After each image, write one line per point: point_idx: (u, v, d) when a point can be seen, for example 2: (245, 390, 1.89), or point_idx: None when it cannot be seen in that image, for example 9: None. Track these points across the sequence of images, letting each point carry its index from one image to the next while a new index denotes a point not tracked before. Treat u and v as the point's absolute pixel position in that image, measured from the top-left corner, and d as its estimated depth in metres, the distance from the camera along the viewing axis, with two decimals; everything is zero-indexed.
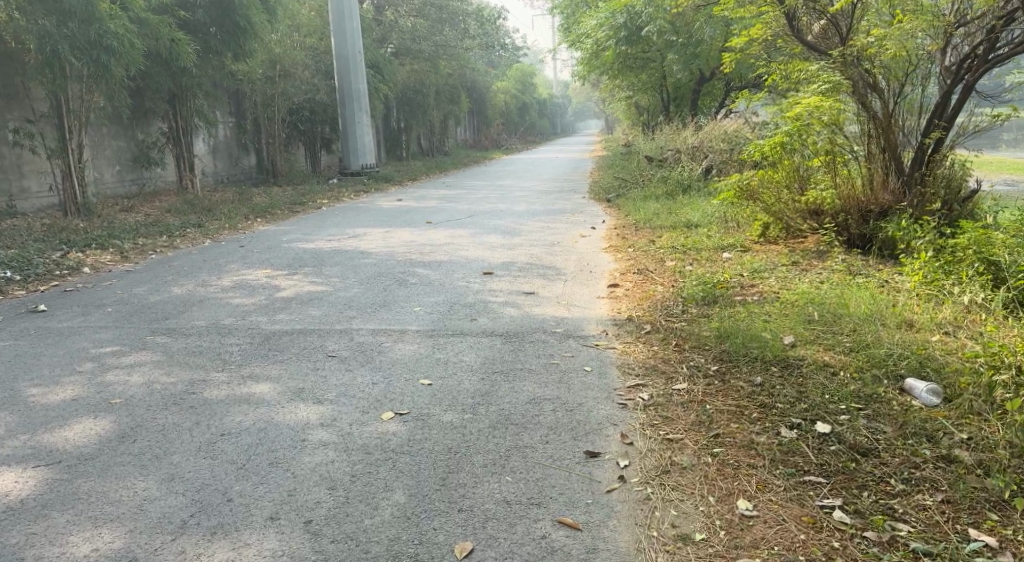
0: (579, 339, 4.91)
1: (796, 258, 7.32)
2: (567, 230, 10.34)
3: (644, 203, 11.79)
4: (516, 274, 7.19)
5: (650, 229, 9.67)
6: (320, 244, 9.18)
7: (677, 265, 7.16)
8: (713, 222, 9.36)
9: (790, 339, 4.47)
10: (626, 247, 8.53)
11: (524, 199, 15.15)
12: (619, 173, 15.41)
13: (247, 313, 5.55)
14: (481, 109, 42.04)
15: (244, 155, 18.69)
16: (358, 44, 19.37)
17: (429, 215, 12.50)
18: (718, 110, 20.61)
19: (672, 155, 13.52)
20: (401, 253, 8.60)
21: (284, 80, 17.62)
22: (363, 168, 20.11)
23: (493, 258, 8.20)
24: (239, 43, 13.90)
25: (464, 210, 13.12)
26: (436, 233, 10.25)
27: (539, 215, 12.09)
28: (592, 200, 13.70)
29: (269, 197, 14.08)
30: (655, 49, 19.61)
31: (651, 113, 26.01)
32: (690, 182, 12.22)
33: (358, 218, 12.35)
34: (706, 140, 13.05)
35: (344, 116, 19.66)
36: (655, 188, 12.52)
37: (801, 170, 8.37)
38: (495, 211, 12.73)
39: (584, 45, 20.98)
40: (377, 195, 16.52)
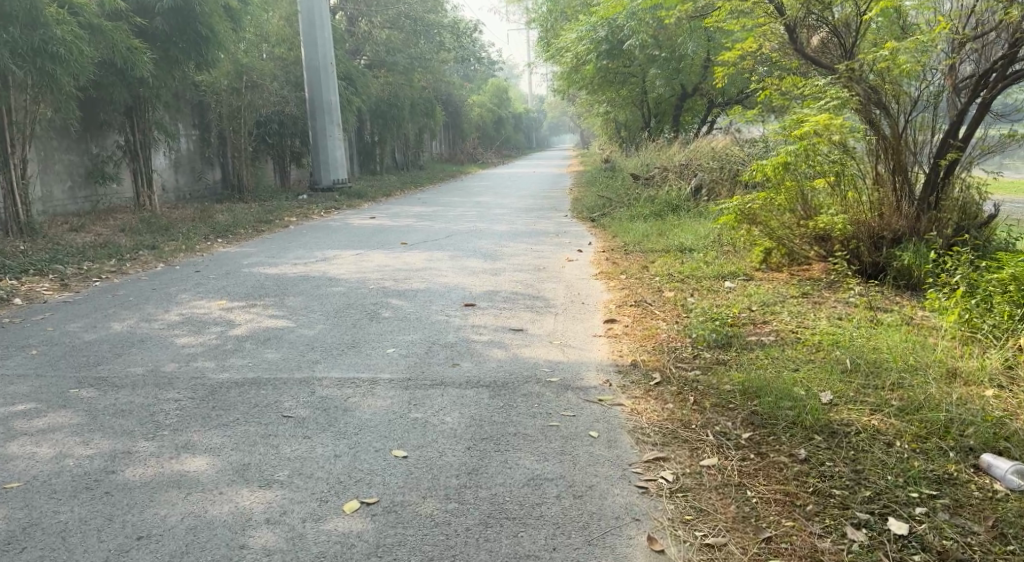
0: (581, 391, 4.24)
1: (806, 288, 6.70)
2: (551, 253, 9.70)
3: (631, 224, 11.21)
4: (500, 305, 6.53)
5: (642, 253, 9.05)
6: (285, 268, 8.46)
7: (677, 297, 6.51)
8: (706, 246, 8.74)
9: (829, 398, 3.89)
10: (618, 273, 7.88)
11: (504, 217, 14.50)
12: (602, 190, 14.84)
13: (193, 357, 4.83)
14: (457, 123, 41.41)
15: (208, 169, 17.87)
16: (331, 55, 18.84)
17: (404, 235, 11.80)
18: (700, 126, 20.12)
19: (658, 173, 12.97)
20: (373, 279, 7.91)
21: (251, 92, 17.02)
22: (335, 184, 19.41)
23: (474, 286, 7.54)
24: (200, 52, 13.32)
25: (441, 229, 12.45)
26: (412, 256, 9.57)
27: (521, 236, 11.44)
28: (575, 220, 13.09)
29: (233, 216, 13.31)
30: (636, 64, 19.16)
31: (630, 130, 25.53)
32: (679, 201, 11.66)
33: (328, 237, 11.62)
34: (695, 158, 12.52)
35: (314, 129, 19.00)
36: (643, 208, 11.94)
37: (805, 191, 7.72)
38: (475, 231, 12.06)
39: (563, 59, 20.43)
40: (349, 212, 15.80)
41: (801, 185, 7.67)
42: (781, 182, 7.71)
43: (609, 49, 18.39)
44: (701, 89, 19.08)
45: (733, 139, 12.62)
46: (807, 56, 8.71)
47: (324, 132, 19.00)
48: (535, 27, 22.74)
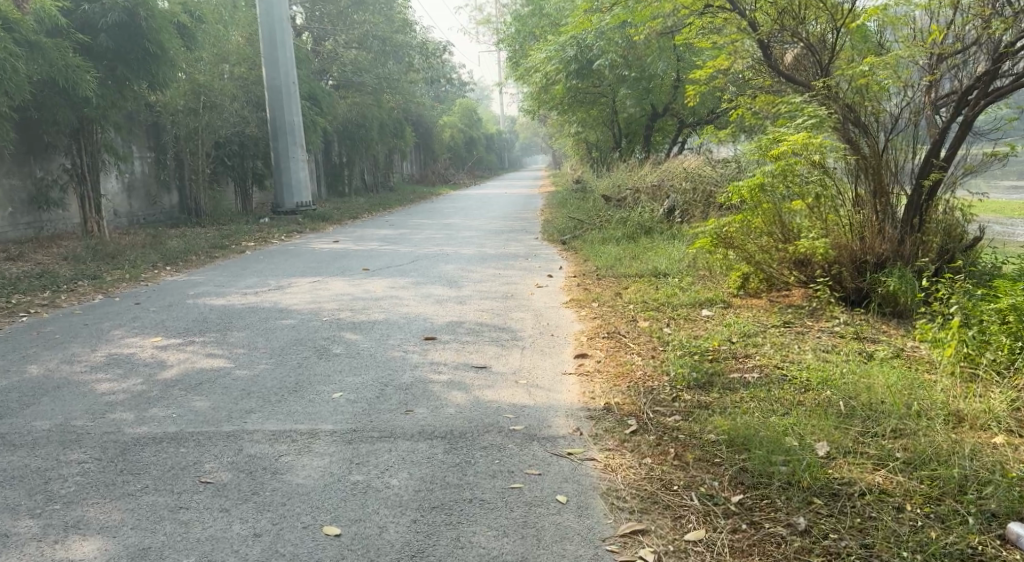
0: (545, 442, 3.78)
1: (788, 316, 6.28)
2: (520, 278, 9.28)
3: (603, 247, 10.81)
4: (462, 337, 6.08)
5: (616, 278, 8.62)
6: (234, 300, 7.93)
7: (653, 328, 6.06)
8: (682, 271, 8.30)
9: (826, 451, 3.50)
10: (590, 301, 7.44)
11: (471, 240, 14.07)
12: (574, 212, 14.45)
13: (110, 406, 4.34)
14: (427, 144, 40.99)
15: (165, 193, 17.29)
16: (294, 75, 18.42)
17: (367, 260, 11.29)
18: (671, 147, 19.84)
19: (630, 194, 12.60)
20: (329, 307, 7.43)
21: (209, 113, 16.54)
22: (299, 207, 18.85)
23: (436, 315, 7.09)
24: (150, 70, 12.85)
25: (407, 253, 11.98)
26: (373, 282, 9.09)
27: (489, 260, 11.01)
28: (545, 243, 12.68)
29: (185, 243, 12.76)
30: (605, 84, 18.88)
31: (601, 150, 25.23)
32: (651, 224, 11.29)
33: (286, 263, 11.08)
34: (667, 178, 12.18)
35: (276, 150, 18.49)
36: (615, 230, 11.54)
37: (782, 214, 7.24)
38: (442, 255, 11.60)
39: (532, 79, 20.09)
40: (310, 235, 15.27)
41: (778, 207, 7.20)
42: (758, 204, 7.22)
43: (578, 68, 18.11)
44: (672, 109, 18.83)
45: (705, 158, 12.31)
46: (782, 73, 8.36)
47: (286, 153, 18.48)
48: (503, 47, 22.45)
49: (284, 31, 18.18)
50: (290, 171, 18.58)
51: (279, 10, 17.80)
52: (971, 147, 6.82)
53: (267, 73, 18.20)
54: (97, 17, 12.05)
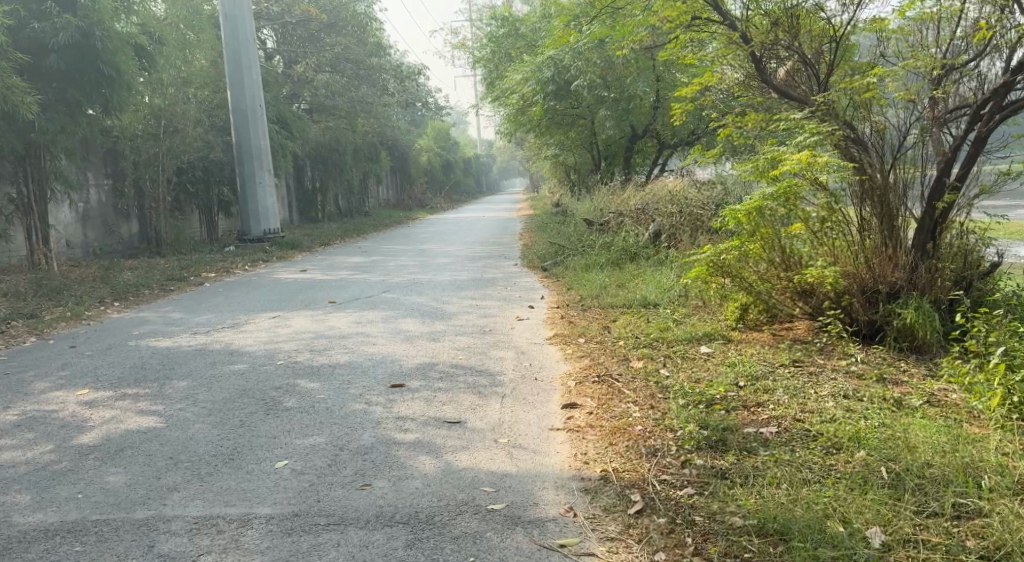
0: (530, 527, 3.25)
1: (796, 353, 5.65)
2: (498, 309, 8.60)
3: (586, 275, 10.16)
4: (433, 381, 5.39)
5: (604, 309, 7.93)
6: (181, 342, 7.25)
7: (646, 370, 5.36)
8: (674, 302, 7.63)
9: (881, 539, 3.07)
10: (573, 337, 6.72)
11: (447, 268, 13.40)
12: (554, 237, 13.81)
13: (7, 483, 3.71)
14: (404, 168, 40.33)
15: (124, 223, 16.60)
16: (260, 98, 17.81)
17: (335, 290, 10.57)
18: (652, 168, 19.26)
19: (612, 218, 11.97)
20: (287, 348, 6.71)
21: (169, 137, 15.87)
22: (267, 233, 18.08)
23: (405, 354, 6.39)
24: (103, 94, 12.11)
25: (377, 282, 11.26)
26: (338, 316, 8.37)
27: (467, 287, 10.32)
28: (524, 269, 12.05)
29: (141, 276, 12.05)
30: (584, 105, 18.34)
31: (581, 173, 24.65)
32: (637, 249, 10.69)
33: (246, 296, 10.32)
34: (652, 201, 11.58)
35: (242, 176, 17.78)
36: (599, 256, 10.91)
37: (782, 238, 6.54)
38: (415, 284, 10.89)
39: (508, 100, 19.50)
40: (276, 264, 14.55)
41: (778, 234, 6.49)
42: (755, 230, 6.51)
43: (555, 89, 17.57)
44: (652, 130, 18.30)
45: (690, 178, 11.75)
46: (776, 87, 7.71)
47: (253, 179, 17.76)
48: (479, 69, 21.91)
49: (249, 53, 17.56)
50: (256, 198, 17.91)
51: (244, 32, 17.35)
52: (984, 166, 6.22)
53: (231, 95, 17.62)
54: (46, 36, 11.17)
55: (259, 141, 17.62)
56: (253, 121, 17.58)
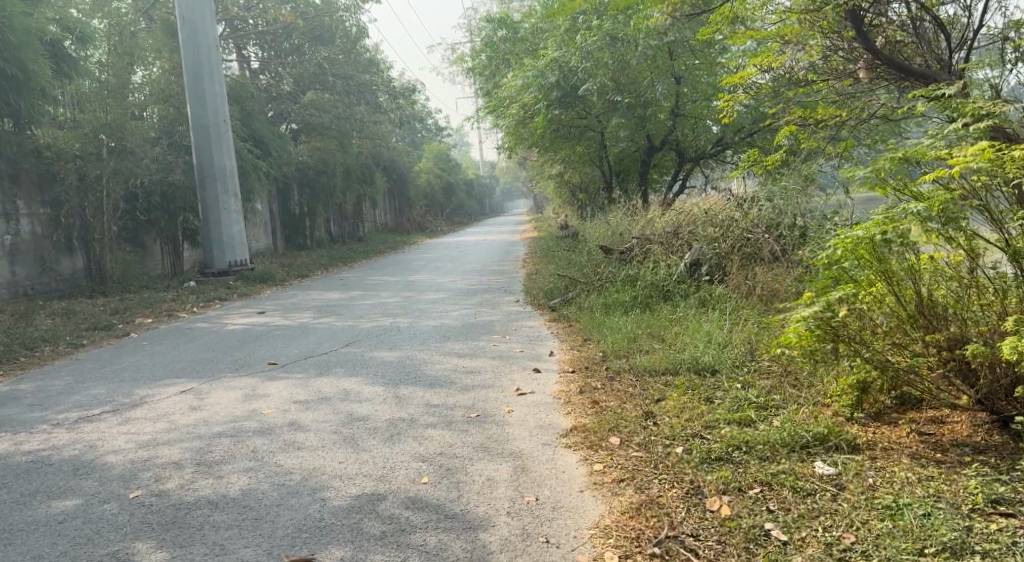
0: None
1: (992, 485, 3.43)
2: (490, 374, 6.31)
3: (606, 322, 7.83)
4: (367, 550, 3.29)
5: (640, 379, 5.60)
6: (24, 443, 5.00)
7: (744, 534, 3.30)
8: (743, 371, 5.32)
9: None
10: (601, 434, 4.42)
11: (436, 306, 11.12)
12: (562, 267, 11.52)
13: None
14: (402, 190, 38.17)
15: (66, 257, 14.56)
16: (225, 111, 15.69)
17: (286, 343, 8.30)
18: (672, 185, 17.07)
19: (634, 243, 9.64)
20: (164, 459, 4.46)
21: (114, 158, 13.92)
22: (232, 265, 15.78)
23: (338, 468, 4.12)
24: (9, 100, 9.86)
25: (343, 330, 9.00)
26: (269, 387, 6.10)
27: (453, 336, 8.04)
28: (530, 310, 9.80)
29: (54, 327, 9.80)
30: (593, 115, 16.15)
31: (591, 192, 22.48)
32: (670, 285, 8.41)
33: (169, 355, 8.06)
34: (687, 223, 9.28)
35: (205, 202, 15.58)
36: (624, 294, 8.60)
37: (922, 281, 4.23)
38: (389, 332, 8.61)
39: (507, 110, 17.26)
40: (234, 305, 12.33)
41: (913, 275, 4.22)
42: (875, 267, 4.25)
43: (561, 98, 15.38)
44: (672, 141, 16.09)
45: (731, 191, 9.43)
46: (890, 62, 5.68)
47: (216, 204, 15.55)
48: (476, 79, 19.78)
49: (213, 61, 15.47)
50: (220, 225, 15.63)
51: (206, 36, 15.26)
52: None
53: (191, 109, 15.46)
54: None
55: (224, 160, 15.44)
56: (216, 138, 15.45)
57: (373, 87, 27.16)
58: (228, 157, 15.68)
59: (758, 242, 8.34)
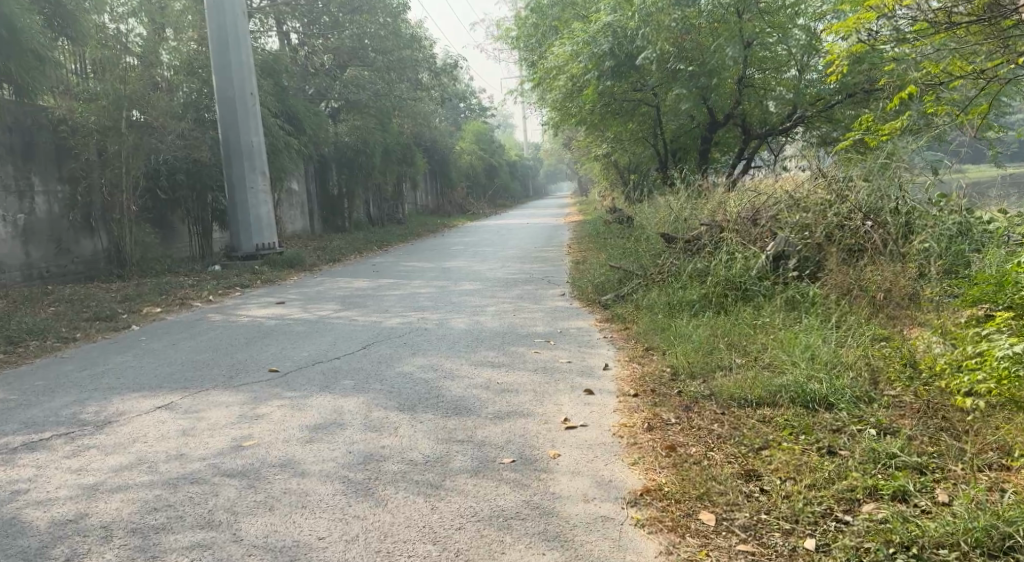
0: None
1: None
2: (530, 397, 5.08)
3: (669, 327, 6.54)
4: None
5: (725, 410, 4.44)
6: None
7: None
8: (865, 409, 4.22)
9: None
10: (687, 507, 3.55)
11: (473, 298, 9.97)
12: (612, 255, 10.25)
13: None
14: (444, 170, 37.06)
15: (86, 237, 13.45)
16: (253, 82, 14.60)
17: (295, 343, 7.18)
18: (735, 165, 15.78)
19: (700, 231, 8.28)
20: (94, 528, 3.46)
21: (134, 133, 13.03)
22: (260, 248, 14.73)
23: (316, 550, 3.29)
24: None
25: (362, 329, 7.86)
26: (262, 405, 4.96)
27: (487, 341, 6.85)
28: (580, 306, 8.60)
29: (50, 318, 8.83)
30: (649, 87, 14.80)
31: (643, 172, 21.12)
32: (747, 282, 7.08)
33: (164, 354, 7.00)
34: (768, 208, 7.92)
35: (230, 180, 14.53)
36: (692, 292, 7.27)
37: None
38: (415, 333, 7.44)
39: (554, 83, 15.95)
40: (255, 293, 11.32)
41: None
42: None
43: (614, 66, 14.00)
44: (738, 114, 14.75)
45: (814, 170, 8.05)
46: None
47: (242, 182, 14.47)
48: (521, 50, 18.50)
49: (240, 29, 14.39)
50: (246, 207, 14.58)
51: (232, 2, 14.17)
52: None
53: (217, 81, 14.41)
54: None
55: (251, 136, 14.38)
56: (243, 111, 14.38)
57: (415, 63, 26.00)
58: (256, 133, 14.61)
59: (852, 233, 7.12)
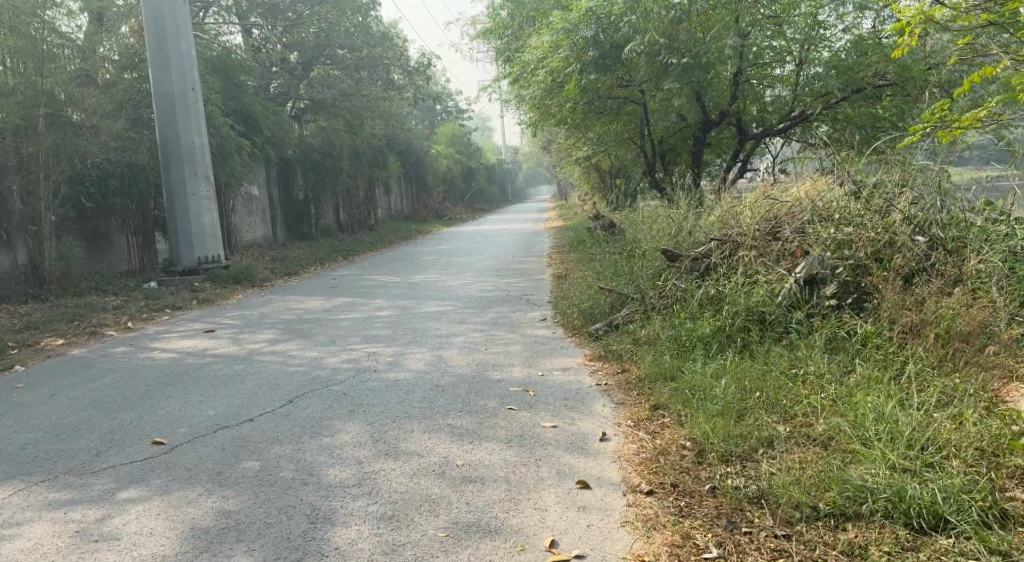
0: None
1: None
2: (500, 502, 3.59)
3: (681, 376, 5.12)
4: None
5: (789, 535, 3.26)
6: None
7: None
8: (1005, 540, 3.07)
9: None
10: None
11: (438, 324, 8.47)
12: (600, 272, 8.79)
13: None
14: (418, 174, 35.53)
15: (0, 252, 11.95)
16: (196, 77, 13.12)
17: (206, 397, 5.65)
18: (730, 168, 14.42)
19: (708, 247, 6.84)
20: None
21: (54, 133, 11.45)
22: (203, 262, 13.15)
23: None
24: None
25: (295, 373, 6.33)
26: (106, 512, 3.64)
27: (449, 396, 5.35)
28: (564, 337, 7.14)
29: None
30: (636, 82, 13.38)
31: (629, 175, 19.71)
32: (773, 311, 5.68)
33: (31, 410, 5.45)
34: (793, 220, 6.50)
35: (169, 186, 13.01)
36: (704, 326, 5.85)
37: None
38: (361, 381, 5.94)
39: (532, 78, 14.50)
40: (186, 318, 9.75)
41: None
42: None
43: (599, 58, 12.55)
44: (734, 112, 13.38)
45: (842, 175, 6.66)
46: None
47: (182, 188, 12.95)
48: (496, 44, 17.04)
49: (179, 16, 12.86)
50: (187, 215, 13.03)
51: None
52: None
53: (153, 74, 12.88)
54: None
55: (192, 138, 12.90)
56: (183, 109, 12.87)
57: (385, 60, 24.46)
58: (198, 134, 13.11)
59: (898, 248, 5.79)
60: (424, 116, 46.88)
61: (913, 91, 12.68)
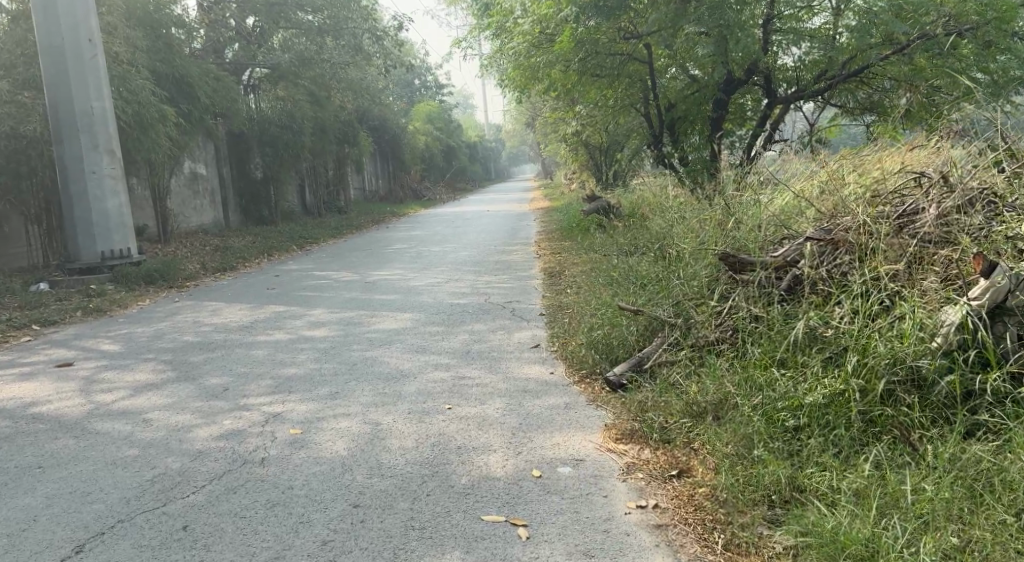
0: None
1: None
2: None
3: (808, 513, 2.83)
4: None
5: None
6: None
7: None
8: None
9: None
10: None
11: (384, 352, 6.03)
12: (614, 278, 6.34)
13: None
14: (395, 151, 32.86)
15: None
16: (95, 26, 10.50)
17: None
18: (756, 140, 12.00)
19: (795, 249, 4.32)
20: None
21: None
22: (107, 257, 10.59)
23: None
24: None
25: (133, 467, 3.86)
26: None
27: (369, 544, 2.94)
28: (568, 386, 4.73)
29: None
30: (645, 31, 10.89)
31: (630, 150, 17.18)
32: (940, 364, 3.25)
33: None
34: (938, 204, 4.01)
35: (61, 162, 10.43)
36: (816, 388, 3.40)
37: None
38: (230, 492, 3.45)
39: (516, 31, 11.98)
40: (52, 340, 7.27)
41: None
42: None
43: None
44: (763, 68, 10.96)
45: (1004, 139, 4.20)
46: None
47: (78, 165, 10.39)
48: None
49: None
50: (86, 199, 10.48)
51: None
52: None
53: (37, 24, 10.26)
54: None
55: (89, 104, 10.32)
56: (76, 66, 10.26)
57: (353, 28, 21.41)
58: (100, 99, 10.51)
59: None
60: (402, 91, 44.18)
61: (994, 35, 9.97)
